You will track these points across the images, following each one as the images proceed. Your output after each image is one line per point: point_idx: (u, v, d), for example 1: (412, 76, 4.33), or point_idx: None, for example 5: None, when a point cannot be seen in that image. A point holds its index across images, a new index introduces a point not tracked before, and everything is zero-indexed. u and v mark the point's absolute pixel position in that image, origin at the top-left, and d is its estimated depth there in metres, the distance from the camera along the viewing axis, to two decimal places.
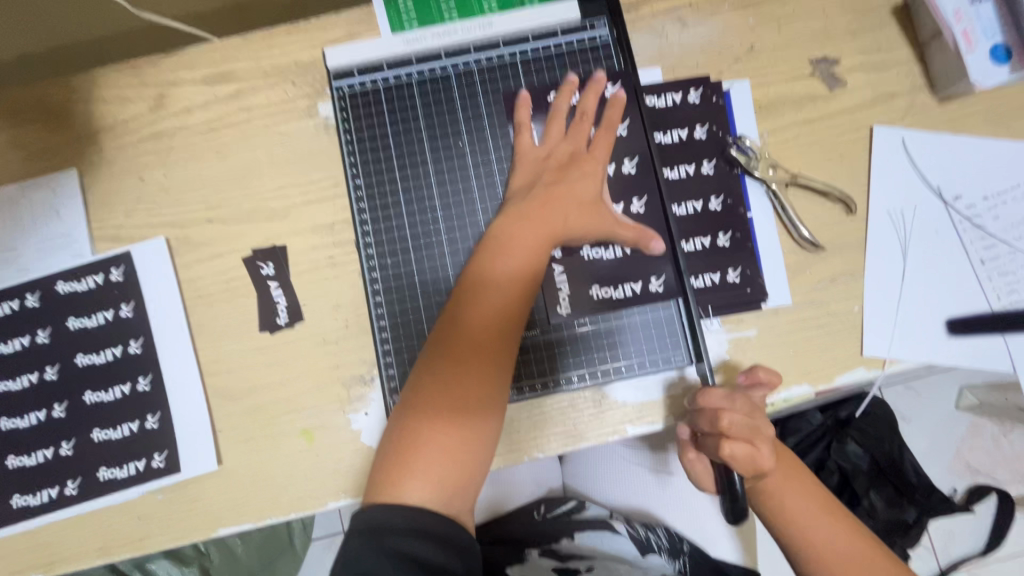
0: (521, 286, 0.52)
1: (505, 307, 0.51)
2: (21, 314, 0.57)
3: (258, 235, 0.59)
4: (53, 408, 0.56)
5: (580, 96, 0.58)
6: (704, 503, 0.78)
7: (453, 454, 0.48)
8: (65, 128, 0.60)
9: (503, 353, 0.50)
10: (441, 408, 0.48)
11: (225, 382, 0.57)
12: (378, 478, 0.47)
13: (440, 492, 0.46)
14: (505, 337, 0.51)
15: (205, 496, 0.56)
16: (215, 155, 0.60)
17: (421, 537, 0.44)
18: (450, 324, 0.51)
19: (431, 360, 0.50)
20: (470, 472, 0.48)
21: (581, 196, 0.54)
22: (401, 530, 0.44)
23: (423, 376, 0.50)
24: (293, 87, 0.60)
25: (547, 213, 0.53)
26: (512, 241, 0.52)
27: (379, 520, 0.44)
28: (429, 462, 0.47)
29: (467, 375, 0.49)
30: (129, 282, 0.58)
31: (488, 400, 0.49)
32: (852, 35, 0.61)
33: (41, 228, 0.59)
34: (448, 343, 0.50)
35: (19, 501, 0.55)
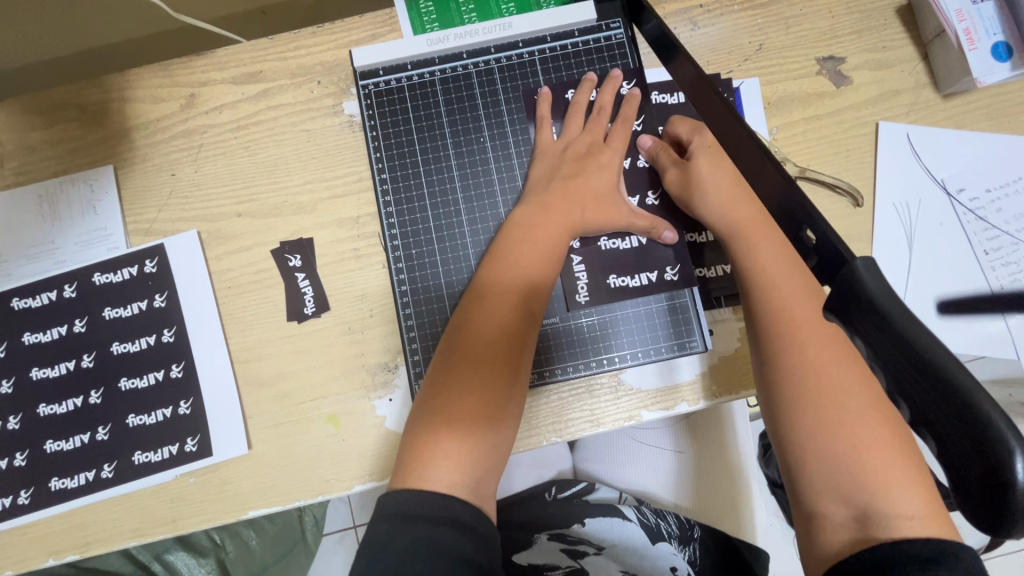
0: (540, 282, 0.54)
1: (521, 298, 0.53)
2: (59, 304, 0.60)
3: (285, 229, 0.61)
4: (90, 395, 0.59)
5: (597, 93, 0.61)
6: (711, 485, 0.80)
7: (475, 441, 0.49)
8: (100, 127, 0.63)
9: (521, 346, 0.52)
10: (461, 398, 0.50)
11: (254, 369, 0.59)
12: (404, 465, 0.49)
13: (463, 475, 0.48)
14: (524, 330, 0.52)
15: (235, 479, 0.58)
16: (244, 152, 0.62)
17: (450, 524, 0.45)
18: (468, 316, 0.53)
19: (451, 348, 0.52)
20: (490, 458, 0.50)
21: (598, 191, 0.56)
22: (429, 516, 0.45)
23: (443, 367, 0.52)
24: (319, 86, 0.63)
25: (566, 209, 0.55)
26: (531, 237, 0.54)
27: (406, 503, 0.46)
28: (451, 450, 0.49)
29: (488, 366, 0.51)
30: (162, 273, 0.60)
31: (506, 386, 0.51)
32: (857, 34, 0.63)
33: (78, 222, 0.61)
34: (469, 337, 0.52)
35: (57, 484, 0.57)
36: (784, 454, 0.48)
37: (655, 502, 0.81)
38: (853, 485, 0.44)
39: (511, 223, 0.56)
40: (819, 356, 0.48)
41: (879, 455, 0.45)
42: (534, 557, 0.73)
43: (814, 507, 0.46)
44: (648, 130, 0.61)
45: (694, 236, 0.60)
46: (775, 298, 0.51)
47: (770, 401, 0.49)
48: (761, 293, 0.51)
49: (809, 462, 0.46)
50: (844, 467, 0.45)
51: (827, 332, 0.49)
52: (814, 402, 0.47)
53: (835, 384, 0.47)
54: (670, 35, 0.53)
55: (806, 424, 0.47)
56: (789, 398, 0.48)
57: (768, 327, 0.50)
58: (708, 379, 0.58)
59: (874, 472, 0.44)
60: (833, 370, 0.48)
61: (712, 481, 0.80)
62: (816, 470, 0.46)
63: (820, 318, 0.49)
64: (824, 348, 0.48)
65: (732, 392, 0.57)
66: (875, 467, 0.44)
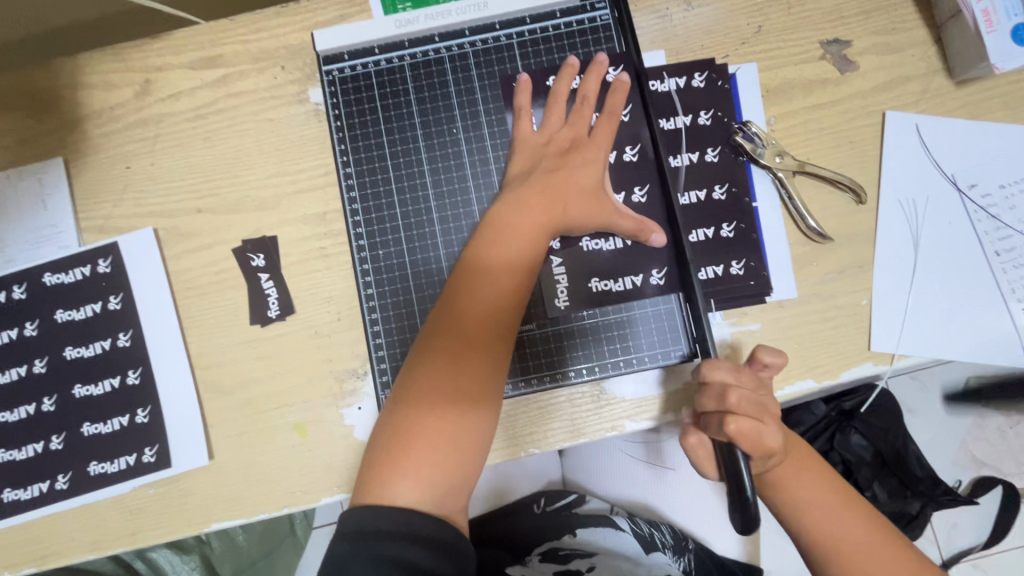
0: (520, 281, 0.50)
1: (499, 301, 0.49)
2: (8, 306, 0.56)
3: (247, 225, 0.57)
4: (42, 402, 0.55)
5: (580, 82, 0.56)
6: (709, 499, 0.76)
7: (444, 451, 0.46)
8: (49, 116, 0.59)
9: (497, 347, 0.49)
10: (429, 404, 0.47)
11: (215, 375, 0.56)
12: (368, 478, 0.46)
13: (432, 487, 0.45)
14: (499, 333, 0.49)
15: (197, 490, 0.55)
16: (203, 143, 0.58)
17: (415, 541, 0.42)
18: (442, 317, 0.49)
19: (425, 352, 0.49)
20: (462, 468, 0.47)
21: (579, 186, 0.52)
22: (390, 532, 0.42)
23: (412, 375, 0.48)
24: (282, 72, 0.58)
25: (544, 206, 0.51)
26: (508, 234, 0.50)
27: (367, 520, 0.43)
28: (416, 460, 0.45)
29: (459, 370, 0.47)
30: (117, 274, 0.56)
31: (479, 391, 0.48)
32: (865, 15, 0.58)
33: (28, 218, 0.57)
34: (440, 337, 0.48)
35: (10, 495, 0.55)
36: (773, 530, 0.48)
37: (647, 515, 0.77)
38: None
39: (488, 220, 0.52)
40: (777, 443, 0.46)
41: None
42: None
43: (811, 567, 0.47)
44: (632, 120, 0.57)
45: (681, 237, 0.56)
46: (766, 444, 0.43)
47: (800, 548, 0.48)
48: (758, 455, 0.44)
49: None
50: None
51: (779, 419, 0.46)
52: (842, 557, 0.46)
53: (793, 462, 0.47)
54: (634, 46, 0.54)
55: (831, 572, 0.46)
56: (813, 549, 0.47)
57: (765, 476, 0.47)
58: None
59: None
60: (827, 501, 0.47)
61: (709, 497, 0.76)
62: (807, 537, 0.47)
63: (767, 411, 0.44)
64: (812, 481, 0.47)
65: None
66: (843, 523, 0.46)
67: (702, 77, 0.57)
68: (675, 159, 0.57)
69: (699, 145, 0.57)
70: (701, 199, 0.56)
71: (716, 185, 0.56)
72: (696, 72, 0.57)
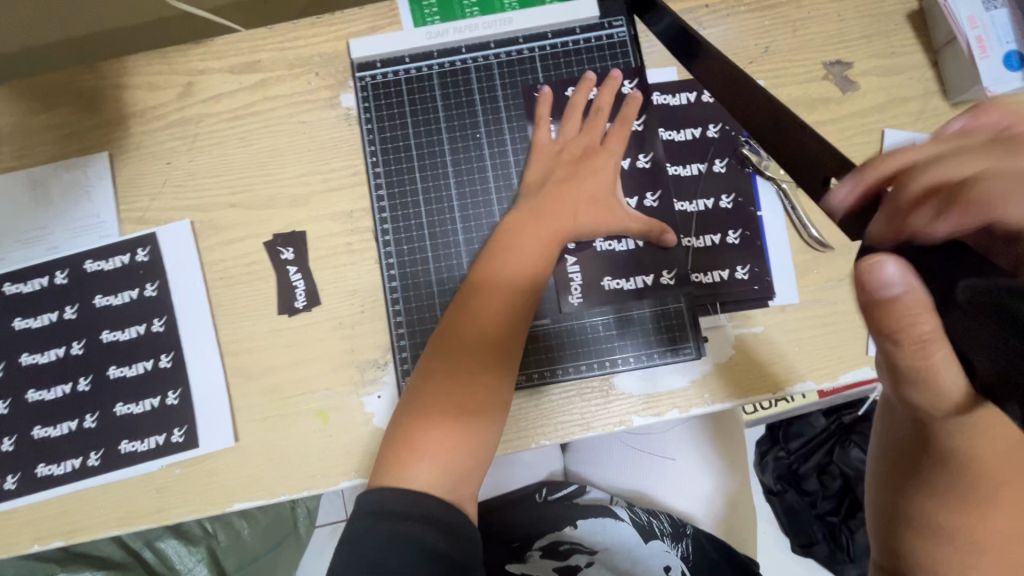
0: (530, 286, 0.53)
1: (511, 304, 0.52)
2: (50, 290, 0.59)
3: (279, 220, 0.61)
4: (79, 382, 0.58)
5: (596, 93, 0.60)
6: (706, 485, 0.79)
7: (456, 441, 0.49)
8: (96, 113, 0.62)
9: (507, 347, 0.52)
10: (442, 395, 0.50)
11: (243, 361, 0.59)
12: (383, 461, 0.49)
13: (445, 475, 0.48)
14: (510, 333, 0.52)
15: (221, 471, 0.58)
16: (239, 142, 0.62)
17: (428, 523, 0.45)
18: (457, 316, 0.52)
19: (443, 350, 0.51)
20: (473, 457, 0.49)
21: (592, 195, 0.55)
22: (404, 512, 0.45)
23: (430, 371, 0.51)
24: (317, 78, 0.62)
25: (554, 215, 0.54)
26: (523, 240, 0.54)
27: (383, 500, 0.46)
28: (428, 448, 0.48)
29: (472, 365, 0.50)
30: (154, 262, 0.60)
31: (489, 387, 0.50)
32: (867, 39, 0.61)
33: (73, 209, 0.61)
34: (455, 334, 0.51)
35: (44, 470, 0.57)
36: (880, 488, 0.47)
37: (645, 504, 0.79)
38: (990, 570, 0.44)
39: (503, 226, 0.55)
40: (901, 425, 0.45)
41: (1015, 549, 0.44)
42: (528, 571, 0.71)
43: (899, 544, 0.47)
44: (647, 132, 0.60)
45: (689, 241, 0.59)
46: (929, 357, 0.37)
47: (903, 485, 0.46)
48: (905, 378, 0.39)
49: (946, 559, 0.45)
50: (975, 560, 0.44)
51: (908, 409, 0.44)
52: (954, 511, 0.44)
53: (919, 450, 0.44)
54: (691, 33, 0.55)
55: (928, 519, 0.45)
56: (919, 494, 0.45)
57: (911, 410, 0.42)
58: (703, 387, 0.57)
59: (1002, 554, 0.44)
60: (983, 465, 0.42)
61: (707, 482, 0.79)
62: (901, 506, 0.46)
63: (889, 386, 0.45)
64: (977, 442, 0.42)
65: (726, 400, 0.56)
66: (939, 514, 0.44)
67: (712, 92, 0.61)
68: (685, 168, 0.60)
69: (708, 156, 0.60)
70: (709, 207, 0.59)
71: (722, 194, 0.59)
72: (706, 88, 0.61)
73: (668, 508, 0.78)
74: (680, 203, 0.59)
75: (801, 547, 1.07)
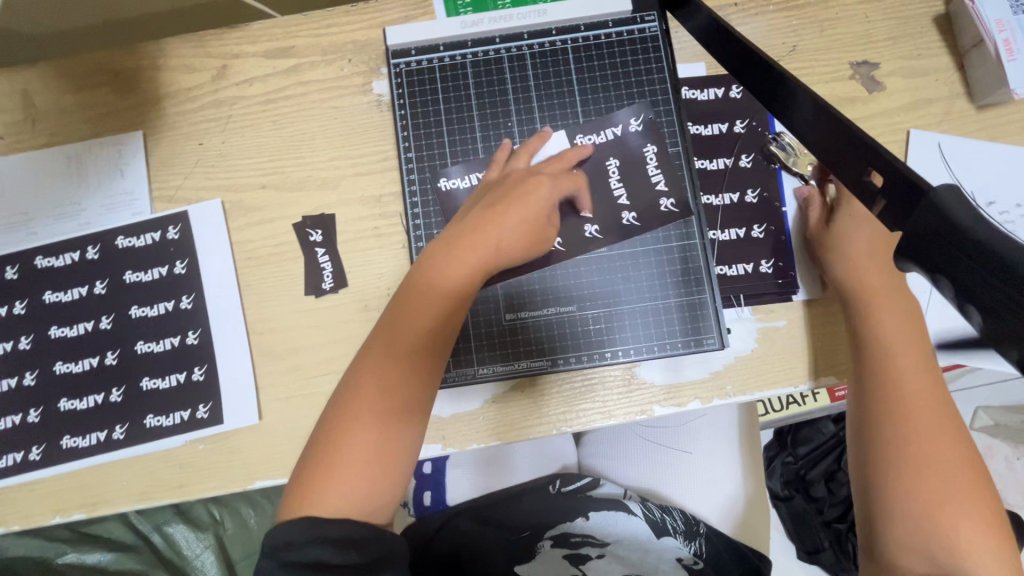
0: (456, 302, 0.52)
1: (437, 315, 0.51)
2: (81, 265, 0.60)
3: (308, 203, 0.61)
4: (106, 356, 0.59)
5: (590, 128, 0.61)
6: (722, 486, 0.78)
7: (362, 459, 0.47)
8: (132, 93, 0.63)
9: (427, 359, 0.51)
10: (361, 400, 0.49)
11: (269, 341, 0.59)
12: (297, 487, 0.47)
13: (363, 494, 0.47)
14: (432, 345, 0.51)
15: (244, 448, 0.58)
16: (272, 125, 0.63)
17: (339, 542, 0.43)
18: (391, 320, 0.52)
19: (363, 373, 0.50)
20: (379, 474, 0.48)
21: (530, 212, 0.53)
22: (304, 538, 0.43)
23: (359, 368, 0.50)
24: (350, 64, 0.63)
25: (482, 237, 0.52)
26: (454, 253, 0.52)
27: (284, 534, 0.44)
28: (339, 468, 0.47)
29: (391, 372, 0.49)
30: (185, 240, 0.61)
31: (405, 399, 0.49)
32: (893, 40, 0.62)
33: (106, 185, 0.62)
34: (388, 337, 0.51)
35: (69, 442, 0.58)
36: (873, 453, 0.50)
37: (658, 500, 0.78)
38: (930, 530, 0.46)
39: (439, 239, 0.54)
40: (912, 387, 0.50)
41: (968, 516, 0.46)
42: (539, 565, 0.70)
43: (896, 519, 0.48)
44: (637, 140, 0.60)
45: (714, 235, 0.60)
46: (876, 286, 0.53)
47: (863, 437, 0.51)
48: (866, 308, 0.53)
49: (895, 503, 0.48)
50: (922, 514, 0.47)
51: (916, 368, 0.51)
52: (915, 467, 0.48)
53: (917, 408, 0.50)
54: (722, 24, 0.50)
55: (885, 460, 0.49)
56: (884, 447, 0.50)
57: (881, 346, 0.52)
58: (725, 378, 0.57)
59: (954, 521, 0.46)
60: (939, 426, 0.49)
61: (723, 484, 0.78)
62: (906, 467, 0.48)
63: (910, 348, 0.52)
64: (929, 403, 0.50)
65: (748, 392, 0.57)
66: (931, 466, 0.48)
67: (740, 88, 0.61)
68: (712, 162, 0.61)
69: (735, 151, 0.61)
70: (735, 201, 0.60)
71: (749, 188, 0.60)
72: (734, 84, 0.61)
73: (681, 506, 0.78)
74: (707, 196, 0.60)
75: (806, 554, 1.07)
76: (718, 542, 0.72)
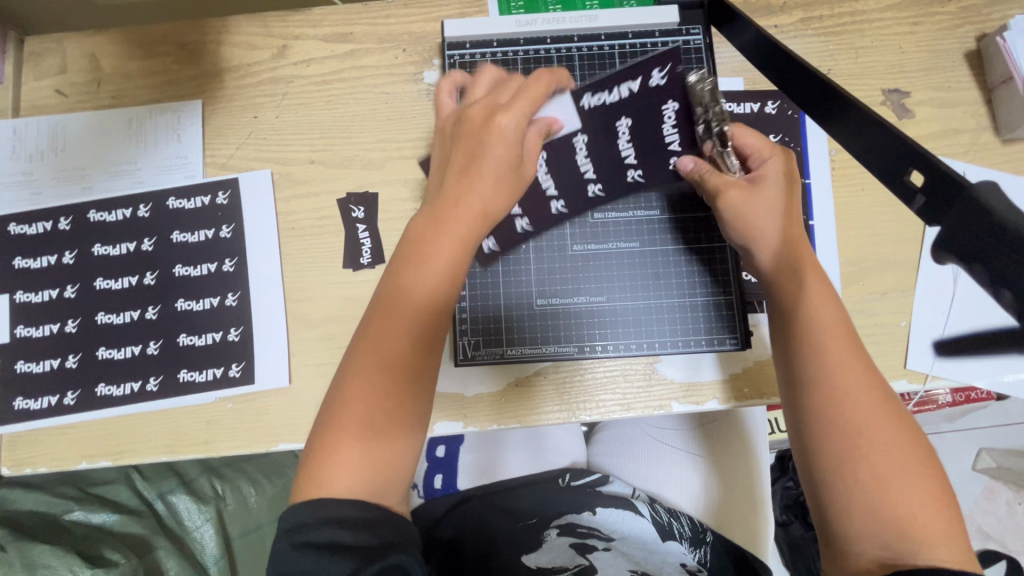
0: (438, 304, 0.48)
1: (422, 313, 0.48)
2: (132, 221, 0.63)
3: (354, 181, 0.64)
4: (147, 310, 0.61)
5: (590, 106, 0.59)
6: (729, 492, 0.79)
7: (363, 460, 0.44)
8: (195, 65, 0.67)
9: (419, 356, 0.47)
10: (354, 409, 0.45)
11: (304, 309, 0.61)
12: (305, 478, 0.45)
13: (368, 483, 0.44)
14: (425, 331, 0.48)
15: (271, 410, 0.60)
16: (325, 105, 0.66)
17: (346, 527, 0.41)
18: (374, 317, 0.48)
19: (348, 372, 0.47)
20: (384, 469, 0.45)
21: (501, 168, 0.50)
22: (315, 523, 0.42)
23: (345, 380, 0.47)
24: (404, 54, 0.66)
25: (451, 212, 0.49)
26: (430, 251, 0.49)
27: (292, 518, 0.43)
28: (341, 468, 0.44)
29: (379, 377, 0.46)
30: (233, 206, 0.63)
31: (402, 393, 0.46)
32: (925, 72, 0.65)
33: (162, 149, 0.65)
34: (371, 336, 0.47)
35: (104, 390, 0.60)
36: (809, 447, 0.47)
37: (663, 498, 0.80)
38: (887, 530, 0.42)
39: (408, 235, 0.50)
40: (845, 371, 0.47)
41: (918, 488, 0.43)
42: (542, 559, 0.66)
43: (852, 534, 0.43)
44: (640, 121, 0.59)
45: None
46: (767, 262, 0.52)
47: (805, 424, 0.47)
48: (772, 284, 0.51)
49: (837, 493, 0.44)
50: (871, 498, 0.43)
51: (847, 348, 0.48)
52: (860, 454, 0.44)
53: (852, 389, 0.47)
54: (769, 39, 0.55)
55: (832, 450, 0.45)
56: (813, 434, 0.46)
57: (792, 327, 0.50)
58: (744, 380, 0.59)
59: (898, 498, 0.43)
60: (866, 401, 0.46)
61: (729, 488, 0.79)
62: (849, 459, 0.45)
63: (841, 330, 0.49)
64: (859, 382, 0.47)
65: (766, 397, 0.58)
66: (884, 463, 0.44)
67: (775, 105, 0.64)
68: None
69: None
70: None
71: None
72: (769, 101, 0.64)
73: (685, 508, 0.79)
74: None
75: None
76: (723, 550, 0.71)
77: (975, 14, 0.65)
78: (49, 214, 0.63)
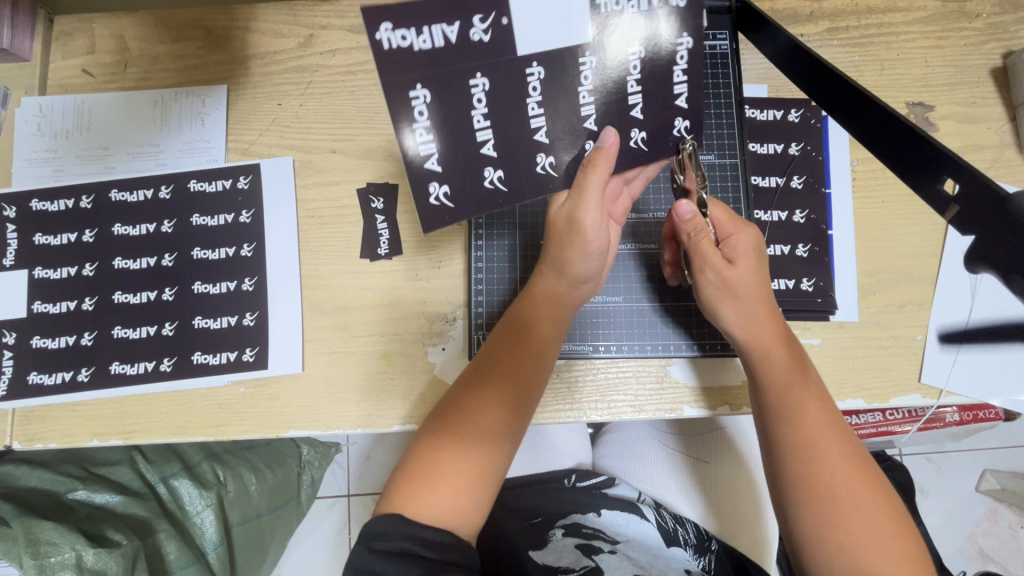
0: (500, 439, 0.52)
1: (511, 389, 0.53)
2: (153, 202, 0.63)
3: (375, 171, 0.64)
4: (163, 291, 0.62)
5: (594, 61, 0.47)
6: (735, 496, 0.79)
7: (448, 499, 0.49)
8: (222, 50, 0.67)
9: (504, 419, 0.52)
10: (443, 468, 0.50)
11: (320, 297, 0.62)
12: (388, 498, 0.51)
13: (449, 516, 0.49)
14: (511, 398, 0.53)
15: (282, 396, 0.60)
16: (349, 95, 0.66)
17: (423, 539, 0.46)
18: (463, 393, 0.53)
19: (428, 439, 0.52)
20: (467, 500, 0.50)
21: (564, 305, 0.55)
22: (392, 532, 0.47)
23: (432, 443, 0.51)
24: None
25: (519, 356, 0.54)
26: (489, 396, 0.52)
27: (375, 536, 0.47)
28: (422, 504, 0.49)
29: (471, 436, 0.51)
30: (253, 191, 0.64)
31: (492, 444, 0.52)
32: (950, 87, 0.65)
33: (186, 131, 0.65)
34: (458, 406, 0.52)
35: (117, 368, 0.60)
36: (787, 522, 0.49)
37: (668, 500, 0.80)
38: None
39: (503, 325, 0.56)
40: (823, 452, 0.49)
41: (895, 556, 0.46)
42: (548, 557, 0.70)
43: None
44: (652, 85, 0.49)
45: None
46: (751, 352, 0.51)
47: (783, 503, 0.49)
48: (750, 370, 0.52)
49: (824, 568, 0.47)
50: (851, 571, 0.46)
51: (823, 425, 0.50)
52: (835, 530, 0.47)
53: (827, 466, 0.48)
54: (807, 49, 0.54)
55: (809, 527, 0.48)
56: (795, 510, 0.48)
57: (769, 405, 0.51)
58: None
59: (876, 563, 0.46)
60: (841, 471, 0.48)
61: (734, 492, 0.79)
62: (830, 538, 0.47)
63: (819, 402, 0.51)
64: (837, 456, 0.49)
65: None
66: (859, 538, 0.46)
67: (798, 113, 0.64)
68: (764, 179, 0.64)
69: (786, 172, 0.64)
70: (782, 218, 0.63)
71: (796, 208, 0.63)
72: (792, 109, 0.64)
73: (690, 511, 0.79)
74: (758, 212, 0.63)
75: None
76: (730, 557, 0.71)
77: (1003, 31, 0.65)
78: (70, 193, 0.63)
